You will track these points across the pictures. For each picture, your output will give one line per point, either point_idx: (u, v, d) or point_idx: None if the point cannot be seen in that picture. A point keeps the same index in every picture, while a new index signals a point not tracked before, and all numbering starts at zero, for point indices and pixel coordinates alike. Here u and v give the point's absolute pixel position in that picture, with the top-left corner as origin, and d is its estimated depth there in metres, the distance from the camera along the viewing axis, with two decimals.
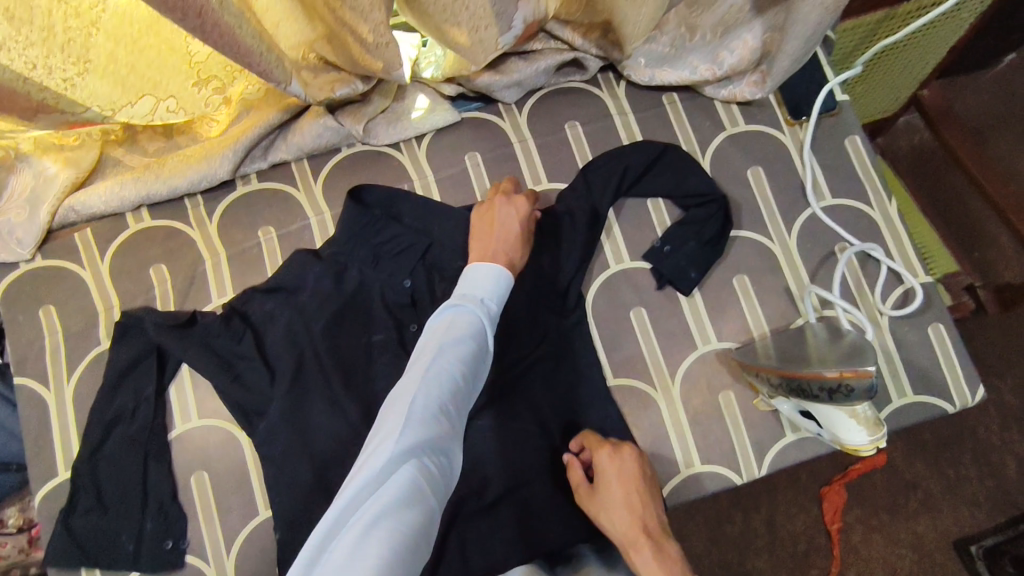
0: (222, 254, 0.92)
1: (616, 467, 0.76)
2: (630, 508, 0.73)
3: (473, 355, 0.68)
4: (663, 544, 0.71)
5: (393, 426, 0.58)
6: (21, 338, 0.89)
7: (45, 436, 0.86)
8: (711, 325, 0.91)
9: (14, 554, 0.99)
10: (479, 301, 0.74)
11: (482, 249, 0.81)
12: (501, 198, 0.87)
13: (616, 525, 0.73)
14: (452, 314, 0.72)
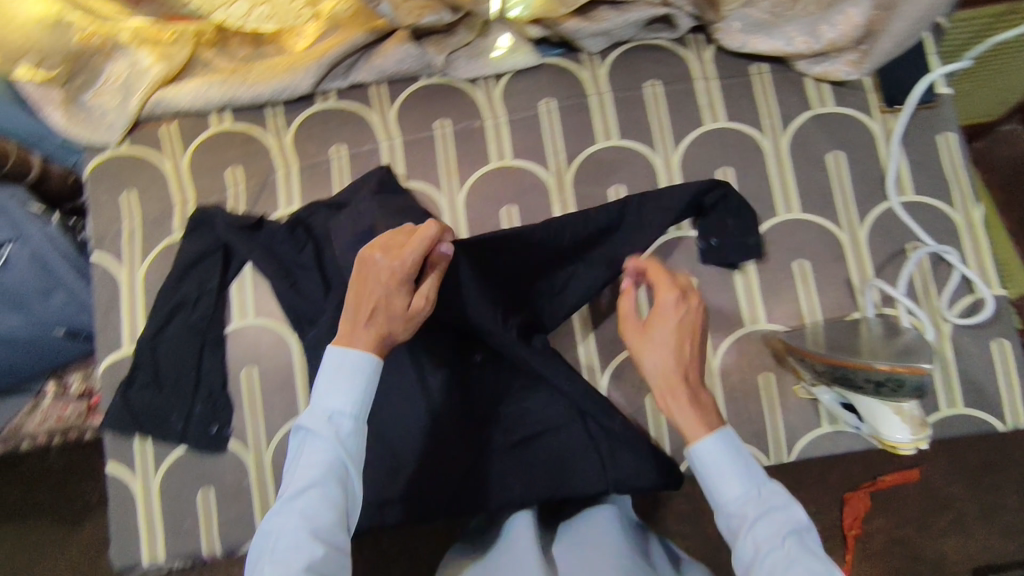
0: (294, 165, 0.95)
1: (675, 312, 0.75)
2: (676, 353, 0.73)
3: (330, 495, 0.61)
4: (702, 398, 0.72)
5: None
6: (102, 217, 0.95)
7: (114, 312, 0.92)
8: (764, 305, 0.90)
9: (75, 417, 1.07)
10: (332, 418, 0.65)
11: (352, 320, 0.68)
12: (384, 253, 0.69)
13: (655, 365, 0.73)
14: (303, 451, 0.64)
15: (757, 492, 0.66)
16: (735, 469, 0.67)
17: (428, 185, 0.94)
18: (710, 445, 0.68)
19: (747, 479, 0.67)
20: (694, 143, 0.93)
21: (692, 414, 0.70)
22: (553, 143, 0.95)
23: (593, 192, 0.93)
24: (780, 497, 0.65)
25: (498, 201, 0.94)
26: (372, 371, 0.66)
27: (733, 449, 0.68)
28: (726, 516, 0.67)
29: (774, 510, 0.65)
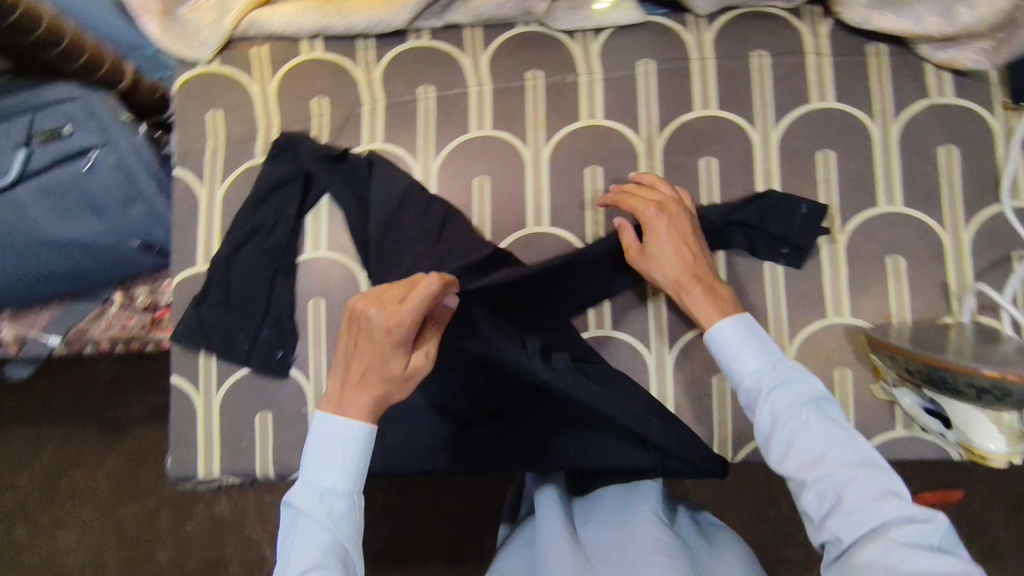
0: (381, 102, 0.94)
1: (663, 219, 0.80)
2: (677, 252, 0.79)
3: None
4: (708, 285, 0.79)
5: None
6: (187, 134, 0.95)
7: (191, 229, 0.93)
8: (850, 298, 0.86)
9: (138, 328, 1.09)
10: (326, 493, 0.67)
11: (347, 383, 0.69)
12: (379, 310, 0.64)
13: (667, 274, 0.79)
14: (297, 519, 0.67)
15: (775, 370, 0.73)
16: (751, 350, 0.74)
17: (514, 136, 0.92)
18: (728, 335, 0.75)
19: (764, 360, 0.73)
20: (798, 121, 0.89)
21: (711, 307, 0.77)
22: (647, 106, 0.91)
23: (684, 161, 0.89)
24: (795, 372, 0.72)
25: (583, 160, 0.91)
26: (365, 441, 0.68)
27: (746, 332, 0.75)
28: (745, 391, 0.74)
29: (793, 385, 0.72)
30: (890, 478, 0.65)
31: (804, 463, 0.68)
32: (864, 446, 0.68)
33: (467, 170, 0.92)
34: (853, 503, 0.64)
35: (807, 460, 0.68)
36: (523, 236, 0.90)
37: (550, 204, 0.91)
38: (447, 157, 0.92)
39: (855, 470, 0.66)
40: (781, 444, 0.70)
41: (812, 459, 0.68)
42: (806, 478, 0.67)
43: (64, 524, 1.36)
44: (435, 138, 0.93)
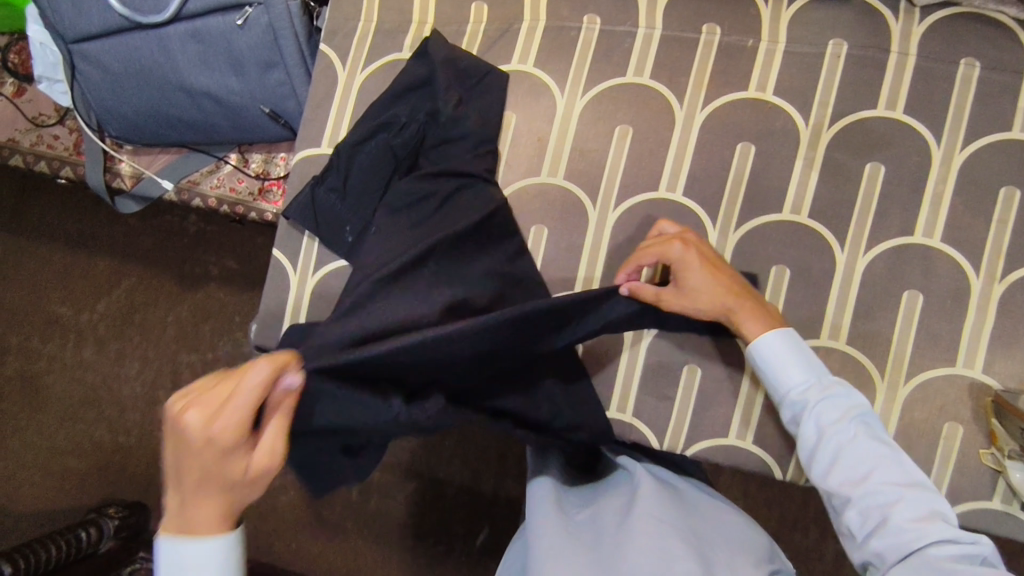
0: (542, 22, 0.89)
1: (686, 256, 0.75)
2: (716, 280, 0.75)
3: None
4: (748, 297, 0.76)
5: None
6: (342, 11, 0.93)
7: (324, 108, 0.92)
8: (987, 353, 0.78)
9: (246, 193, 1.11)
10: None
11: (185, 498, 0.54)
12: (199, 414, 0.51)
13: (710, 301, 0.75)
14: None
15: (819, 384, 0.72)
16: (797, 361, 0.73)
17: (671, 90, 0.86)
18: (771, 350, 0.73)
19: (807, 372, 0.72)
20: (990, 148, 0.80)
21: (763, 322, 0.75)
22: (825, 90, 0.83)
23: (847, 162, 0.82)
24: (840, 388, 0.71)
25: (739, 133, 0.84)
26: (228, 560, 0.55)
27: (788, 342, 0.73)
28: (787, 404, 0.73)
29: (836, 400, 0.71)
30: (934, 499, 0.63)
31: (845, 479, 0.67)
32: (908, 466, 0.67)
33: (612, 115, 0.87)
34: (894, 524, 0.63)
35: (849, 476, 0.67)
36: (652, 198, 0.86)
37: (689, 171, 0.85)
38: (594, 97, 0.87)
39: (896, 490, 0.65)
40: (823, 458, 0.69)
41: (853, 476, 0.67)
42: (847, 495, 0.66)
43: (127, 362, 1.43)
44: (588, 73, 0.88)
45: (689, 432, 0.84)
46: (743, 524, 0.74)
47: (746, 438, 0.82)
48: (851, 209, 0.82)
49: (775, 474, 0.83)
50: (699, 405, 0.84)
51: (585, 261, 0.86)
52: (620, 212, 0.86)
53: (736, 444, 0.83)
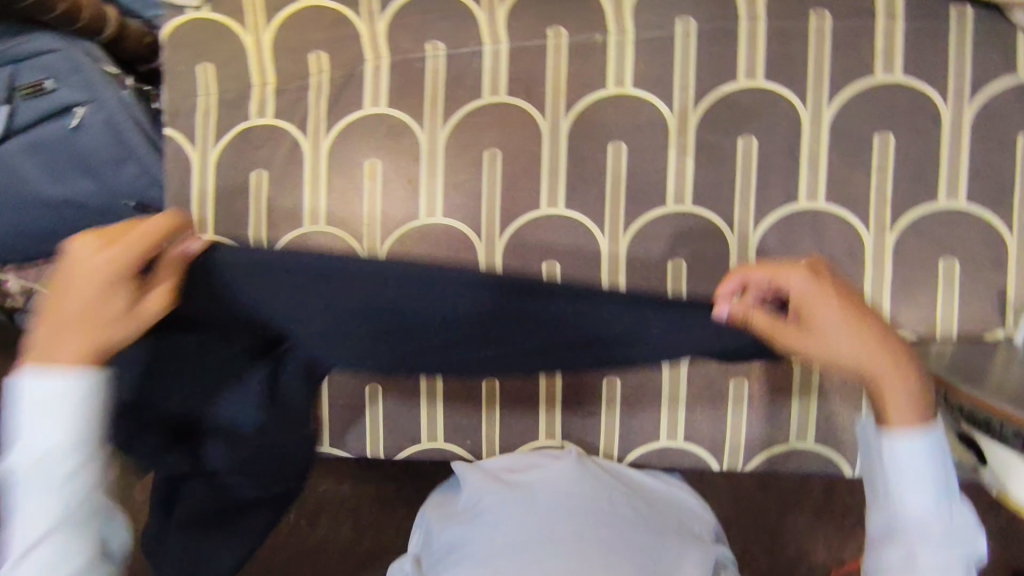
0: (385, 58, 0.84)
1: (830, 294, 0.55)
2: (859, 329, 0.55)
3: (77, 478, 0.51)
4: (893, 356, 0.56)
5: (36, 513, 0.50)
6: (177, 89, 0.87)
7: (183, 195, 0.88)
8: (892, 304, 0.77)
9: None
10: (42, 455, 0.50)
11: None
12: None
13: (844, 351, 0.55)
14: (21, 524, 0.51)
15: (937, 513, 0.55)
16: (930, 469, 0.55)
17: (530, 103, 0.82)
18: (897, 442, 0.55)
19: (931, 498, 0.55)
20: (856, 96, 0.77)
21: (910, 391, 0.56)
22: (683, 71, 0.80)
23: (720, 141, 0.80)
24: (945, 529, 0.55)
25: (607, 133, 0.81)
26: (94, 394, 0.51)
27: (927, 455, 0.55)
28: (883, 500, 0.57)
29: (944, 541, 0.55)
30: None
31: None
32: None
33: (477, 140, 0.83)
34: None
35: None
36: (536, 218, 0.83)
37: (566, 182, 0.82)
38: (455, 126, 0.83)
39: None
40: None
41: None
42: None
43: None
44: (444, 102, 0.84)
45: (621, 442, 0.83)
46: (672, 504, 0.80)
47: (677, 437, 0.82)
48: (734, 187, 0.80)
49: (713, 465, 0.83)
50: (626, 414, 0.83)
51: None
52: (506, 238, 0.83)
53: (669, 446, 0.82)
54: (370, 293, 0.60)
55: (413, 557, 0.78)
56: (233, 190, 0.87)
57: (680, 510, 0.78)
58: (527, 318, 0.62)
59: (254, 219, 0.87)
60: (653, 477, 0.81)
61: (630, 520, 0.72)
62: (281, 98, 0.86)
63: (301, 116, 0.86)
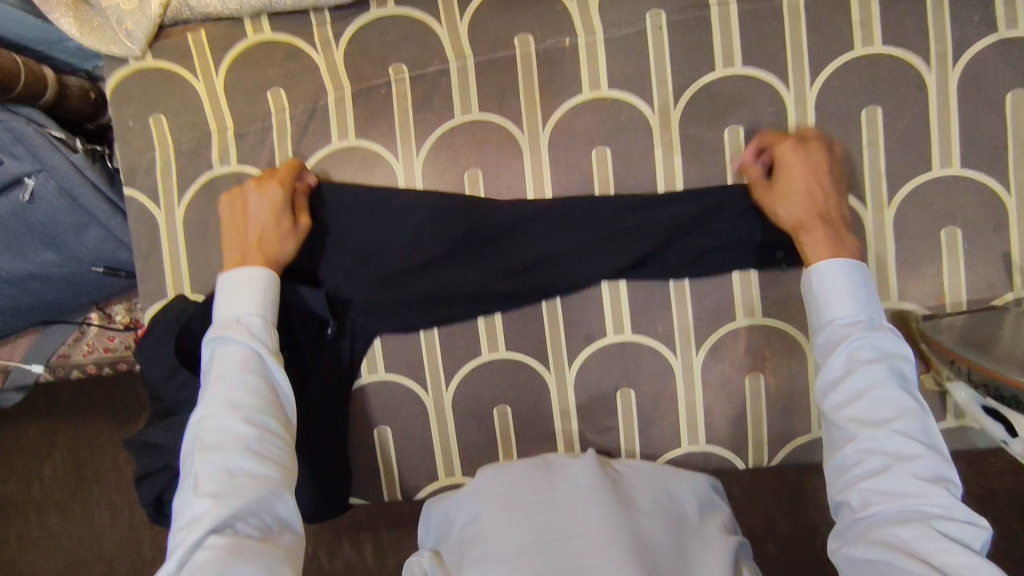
0: (348, 88, 0.80)
1: (817, 156, 0.72)
2: (808, 182, 0.71)
3: (249, 383, 0.65)
4: (832, 219, 0.70)
5: (212, 419, 0.63)
6: (130, 146, 0.82)
7: (155, 257, 0.83)
8: (899, 280, 0.76)
9: (122, 348, 1.02)
10: (235, 322, 0.68)
11: None
12: None
13: (790, 206, 0.71)
14: (209, 390, 0.65)
15: (870, 323, 0.64)
16: (858, 295, 0.65)
17: (505, 118, 0.79)
18: (826, 264, 0.66)
19: (862, 309, 0.64)
20: (839, 72, 0.75)
21: (820, 247, 0.68)
22: (659, 67, 0.77)
23: (706, 135, 0.77)
24: (892, 335, 0.63)
25: (588, 140, 0.78)
26: (268, 286, 0.70)
27: (855, 277, 0.65)
28: (823, 340, 0.65)
29: (881, 345, 0.63)
30: (944, 468, 0.57)
31: (864, 417, 0.61)
32: (933, 430, 0.60)
33: (455, 162, 0.80)
34: (877, 439, 0.59)
35: (865, 416, 0.61)
36: None
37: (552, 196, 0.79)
38: (430, 151, 0.80)
39: (909, 415, 0.59)
40: (844, 389, 0.62)
41: (874, 416, 0.60)
42: (854, 431, 0.60)
43: (87, 555, 1.16)
44: (415, 127, 0.80)
45: (642, 452, 0.82)
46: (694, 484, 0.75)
47: (697, 441, 0.81)
48: (726, 181, 0.77)
49: (737, 464, 0.82)
50: (643, 424, 0.81)
51: (482, 322, 0.81)
52: None
53: (690, 450, 0.81)
54: (379, 225, 0.79)
55: (431, 552, 0.72)
56: (207, 245, 0.83)
57: (700, 501, 0.73)
58: (496, 234, 0.79)
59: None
60: (686, 475, 0.77)
61: (656, 526, 0.67)
62: (242, 143, 0.82)
63: (267, 158, 0.82)
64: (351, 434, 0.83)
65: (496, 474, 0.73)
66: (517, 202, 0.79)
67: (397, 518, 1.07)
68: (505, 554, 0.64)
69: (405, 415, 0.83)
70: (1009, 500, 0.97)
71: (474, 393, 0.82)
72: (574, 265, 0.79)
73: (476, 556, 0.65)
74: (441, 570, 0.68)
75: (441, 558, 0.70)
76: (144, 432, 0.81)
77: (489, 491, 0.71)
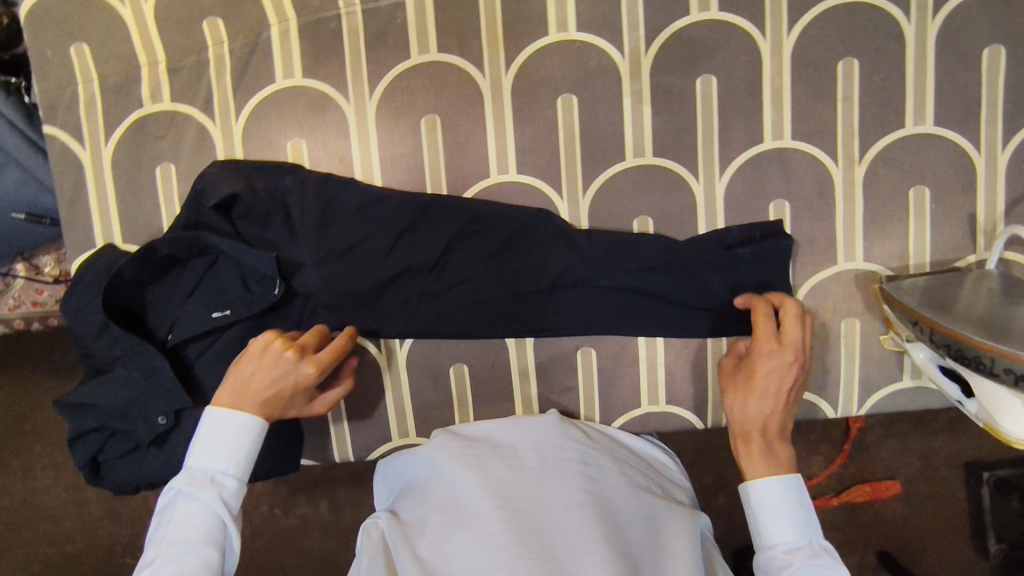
0: (294, 20, 0.73)
1: (787, 372, 0.67)
2: (764, 393, 0.68)
3: (203, 557, 0.60)
4: (773, 436, 0.68)
5: None
6: (49, 78, 0.74)
7: (80, 202, 0.76)
8: (864, 240, 0.74)
9: (51, 302, 0.96)
10: (209, 479, 0.63)
11: None
12: None
13: (741, 408, 0.69)
14: (160, 552, 0.60)
15: (809, 548, 0.63)
16: (795, 514, 0.65)
17: (465, 59, 0.73)
18: (757, 480, 0.66)
19: (801, 532, 0.64)
20: (817, 22, 0.72)
21: (751, 455, 0.67)
22: (631, 7, 0.72)
23: (676, 84, 0.73)
24: (830, 559, 0.62)
25: (553, 86, 0.74)
26: (255, 441, 0.65)
27: (792, 491, 0.65)
28: (765, 560, 0.65)
29: (821, 572, 0.61)
30: None
31: None
32: None
33: (411, 106, 0.74)
34: None
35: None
36: (487, 186, 0.75)
37: (537, 207, 0.75)
38: (384, 94, 0.74)
39: None
40: None
41: None
42: None
43: (21, 520, 1.09)
44: (367, 67, 0.74)
45: (601, 412, 0.80)
46: (645, 447, 0.75)
47: (658, 401, 0.79)
48: (695, 132, 0.74)
49: (698, 424, 0.80)
50: (604, 384, 0.79)
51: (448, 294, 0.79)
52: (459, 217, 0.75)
53: (650, 411, 0.80)
54: (352, 230, 0.74)
55: (389, 512, 0.68)
56: (138, 191, 0.76)
57: (659, 473, 0.72)
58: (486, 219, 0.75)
59: (169, 220, 0.76)
60: (635, 436, 0.76)
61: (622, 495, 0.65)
62: (176, 78, 0.74)
63: (205, 97, 0.75)
64: None
65: (459, 427, 0.73)
66: (507, 183, 0.75)
67: (346, 479, 1.04)
68: (472, 517, 0.61)
69: (356, 374, 0.79)
70: (954, 460, 0.99)
71: (429, 349, 0.79)
72: (538, 271, 0.76)
73: (439, 519, 0.62)
74: (401, 526, 0.65)
75: (399, 517, 0.67)
76: (74, 392, 0.74)
77: (464, 448, 0.68)
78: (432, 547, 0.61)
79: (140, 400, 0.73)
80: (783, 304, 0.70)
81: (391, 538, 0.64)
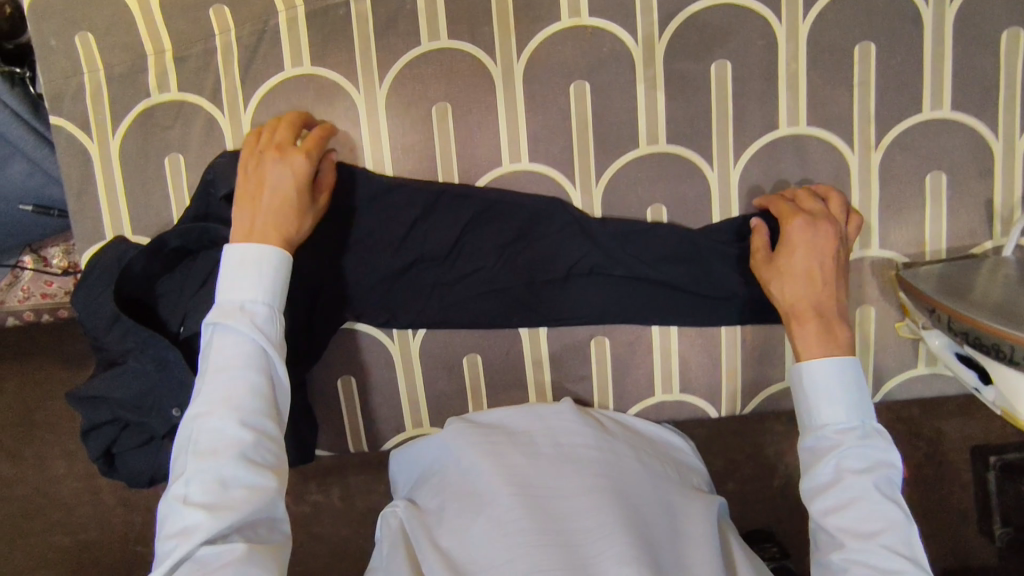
0: (302, 7, 0.72)
1: (825, 237, 0.66)
2: (810, 261, 0.66)
3: (252, 384, 0.58)
4: (830, 309, 0.65)
5: (206, 415, 0.57)
6: (54, 68, 0.73)
7: (89, 194, 0.75)
8: (880, 226, 0.74)
9: (61, 294, 0.95)
10: (236, 308, 0.60)
11: None
12: None
13: (791, 290, 0.66)
14: (206, 382, 0.58)
15: (861, 431, 0.61)
16: (847, 397, 0.62)
17: (476, 46, 0.72)
18: (813, 364, 0.63)
19: (854, 413, 0.62)
20: (834, 5, 0.71)
21: (811, 337, 0.64)
22: None
23: (691, 70, 0.72)
24: (883, 443, 0.60)
25: (566, 73, 0.73)
26: (279, 266, 0.62)
27: (848, 374, 0.62)
28: (810, 440, 0.63)
29: (871, 455, 0.60)
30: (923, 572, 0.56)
31: (849, 527, 0.58)
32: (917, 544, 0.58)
33: (422, 94, 0.73)
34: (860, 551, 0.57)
35: (852, 525, 0.59)
36: (499, 175, 0.74)
37: (549, 195, 0.75)
38: (394, 82, 0.73)
39: (894, 529, 0.57)
40: (831, 496, 0.60)
41: (863, 528, 0.58)
42: (840, 542, 0.58)
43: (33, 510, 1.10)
44: (377, 54, 0.73)
45: (615, 401, 0.80)
46: (661, 434, 0.74)
47: (672, 390, 0.79)
48: (710, 118, 0.73)
49: (711, 412, 0.80)
50: (618, 373, 0.79)
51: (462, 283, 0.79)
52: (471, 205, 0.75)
53: (664, 399, 0.79)
54: (363, 220, 0.74)
55: (406, 500, 0.68)
56: (146, 182, 0.75)
57: (676, 461, 0.72)
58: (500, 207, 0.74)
59: (178, 212, 0.76)
60: (650, 423, 0.76)
61: (639, 482, 0.65)
62: (183, 67, 0.73)
63: (213, 86, 0.74)
64: (312, 385, 0.79)
65: (477, 413, 0.72)
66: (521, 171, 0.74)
67: (358, 467, 1.04)
68: (491, 503, 0.61)
69: (369, 364, 0.79)
70: (966, 445, 0.99)
71: (442, 340, 0.78)
72: (553, 259, 0.76)
73: (457, 507, 0.63)
74: (419, 514, 0.65)
75: (417, 505, 0.67)
76: (88, 385, 0.74)
77: (483, 435, 0.68)
78: (452, 536, 0.61)
79: (152, 392, 0.73)
80: (794, 193, 0.70)
81: (410, 527, 0.64)
